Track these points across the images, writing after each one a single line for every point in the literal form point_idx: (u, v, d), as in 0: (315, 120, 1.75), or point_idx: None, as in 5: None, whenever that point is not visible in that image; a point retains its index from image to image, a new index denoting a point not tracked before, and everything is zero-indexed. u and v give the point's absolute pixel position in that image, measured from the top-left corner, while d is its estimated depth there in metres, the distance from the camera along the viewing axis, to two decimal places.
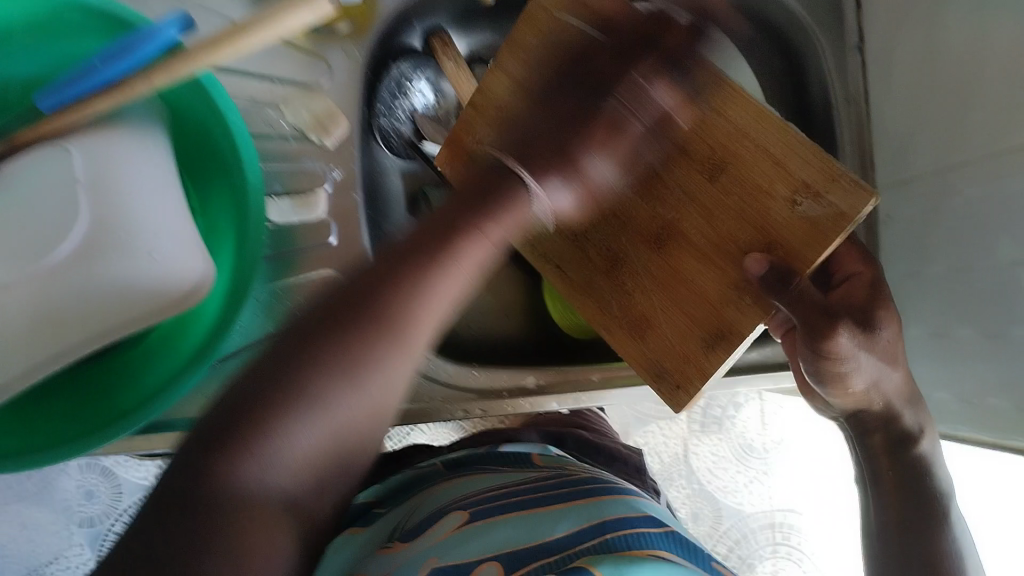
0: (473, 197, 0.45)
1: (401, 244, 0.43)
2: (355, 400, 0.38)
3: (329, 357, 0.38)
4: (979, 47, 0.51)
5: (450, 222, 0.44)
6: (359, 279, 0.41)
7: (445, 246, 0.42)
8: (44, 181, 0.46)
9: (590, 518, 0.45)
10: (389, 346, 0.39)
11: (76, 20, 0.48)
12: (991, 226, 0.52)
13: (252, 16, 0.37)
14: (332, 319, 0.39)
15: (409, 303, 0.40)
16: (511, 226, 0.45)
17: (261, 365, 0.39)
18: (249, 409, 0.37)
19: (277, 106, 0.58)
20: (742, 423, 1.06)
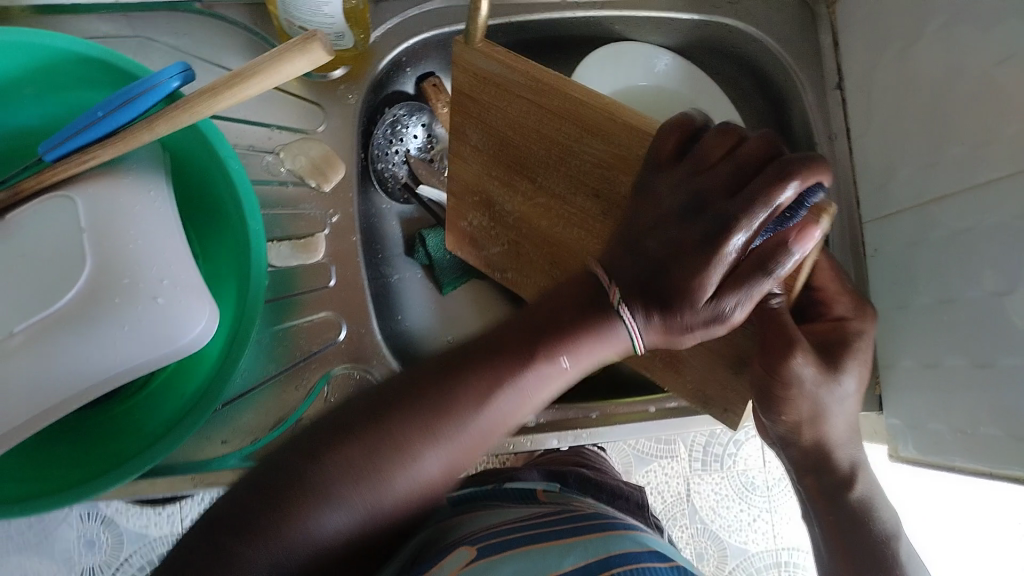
0: (567, 308, 0.43)
1: (494, 331, 0.43)
2: (388, 488, 0.39)
3: (366, 452, 0.39)
4: (954, 82, 0.54)
5: (529, 345, 0.42)
6: (432, 367, 0.42)
7: (523, 343, 0.42)
8: (53, 230, 0.47)
9: (595, 552, 0.46)
10: (442, 431, 0.40)
11: (78, 72, 0.50)
12: (973, 256, 0.53)
13: (247, 66, 0.38)
14: (371, 422, 0.40)
15: (473, 409, 0.40)
16: (597, 353, 0.43)
17: (307, 449, 0.39)
18: (294, 488, 0.38)
19: (275, 153, 0.60)
20: (744, 461, 1.04)
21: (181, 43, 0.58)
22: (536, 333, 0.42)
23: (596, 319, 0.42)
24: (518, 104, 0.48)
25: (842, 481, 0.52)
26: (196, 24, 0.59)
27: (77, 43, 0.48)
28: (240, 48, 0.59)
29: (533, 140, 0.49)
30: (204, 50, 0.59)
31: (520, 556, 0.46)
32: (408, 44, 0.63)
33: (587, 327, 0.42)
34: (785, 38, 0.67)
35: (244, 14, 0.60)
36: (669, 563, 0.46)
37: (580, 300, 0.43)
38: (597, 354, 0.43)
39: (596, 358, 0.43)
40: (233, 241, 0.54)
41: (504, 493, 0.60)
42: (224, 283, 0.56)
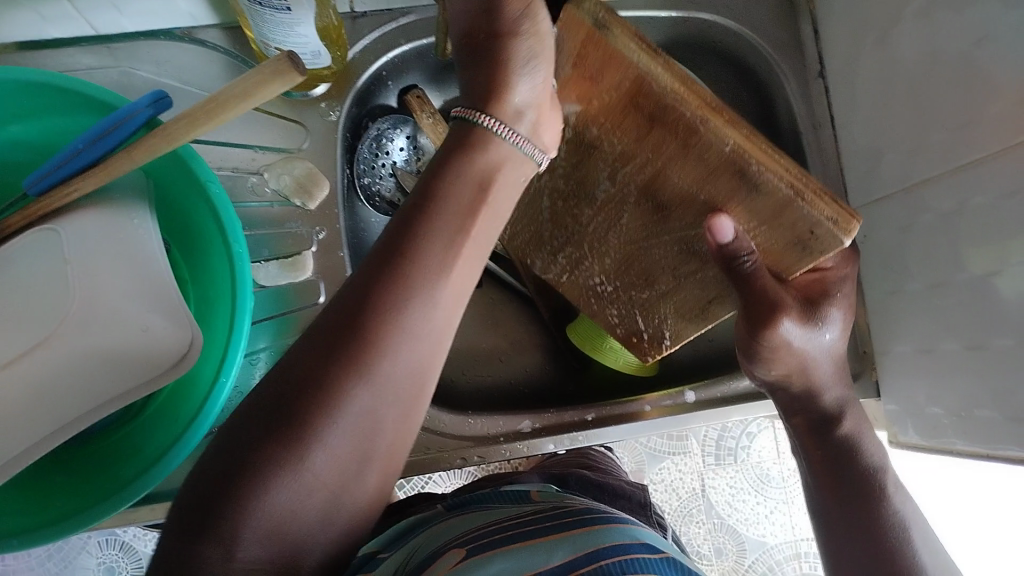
0: (454, 171, 0.42)
1: (393, 240, 0.41)
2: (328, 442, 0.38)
3: (288, 410, 0.37)
4: (931, 69, 0.54)
5: (416, 241, 0.40)
6: (348, 289, 0.40)
7: (439, 234, 0.41)
8: (34, 262, 0.47)
9: (583, 547, 0.46)
10: (366, 360, 0.38)
11: (55, 105, 0.51)
12: (959, 239, 0.53)
13: (218, 91, 0.39)
14: (283, 393, 0.38)
15: (394, 323, 0.39)
16: (491, 202, 0.43)
17: (232, 435, 0.38)
18: (229, 477, 0.37)
19: (260, 174, 0.60)
20: (757, 453, 1.04)
21: (160, 72, 0.59)
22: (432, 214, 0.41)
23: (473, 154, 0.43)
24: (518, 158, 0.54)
25: (820, 445, 0.56)
26: (174, 52, 0.59)
27: (53, 78, 0.49)
28: (221, 72, 0.60)
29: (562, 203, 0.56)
30: (186, 74, 0.59)
31: (509, 551, 0.47)
32: (388, 57, 0.64)
33: (464, 153, 0.43)
34: (765, 30, 0.67)
35: (221, 38, 0.60)
36: (657, 554, 0.46)
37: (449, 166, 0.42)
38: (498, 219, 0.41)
39: (493, 207, 0.43)
40: (219, 265, 0.55)
41: (499, 497, 0.60)
42: (216, 305, 0.55)
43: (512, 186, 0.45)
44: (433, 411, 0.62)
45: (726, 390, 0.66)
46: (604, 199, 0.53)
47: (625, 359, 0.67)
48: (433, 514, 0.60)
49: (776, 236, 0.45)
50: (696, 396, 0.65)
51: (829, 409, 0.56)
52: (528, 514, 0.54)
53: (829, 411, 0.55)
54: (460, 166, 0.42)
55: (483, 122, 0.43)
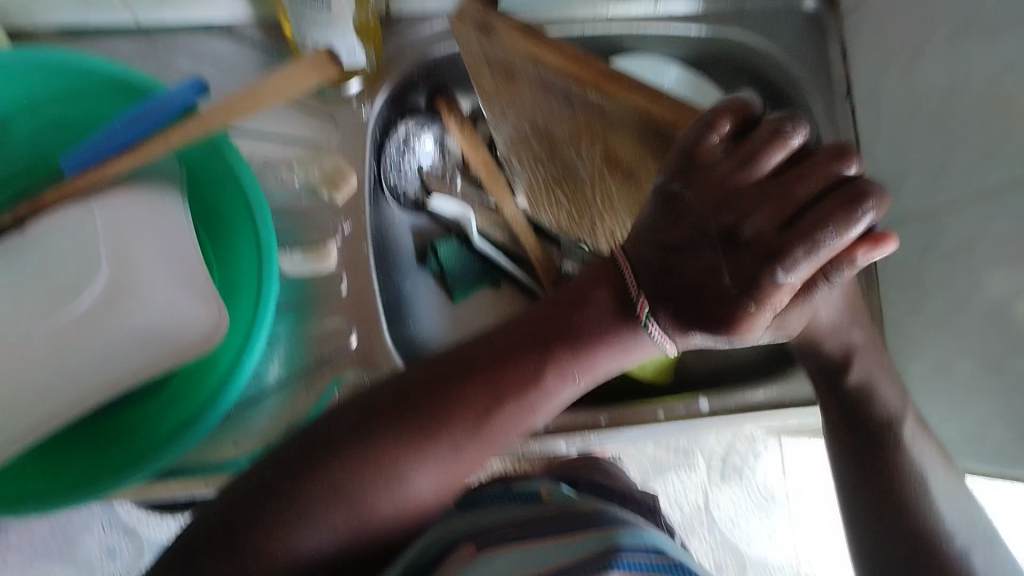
0: (567, 303, 0.47)
1: (494, 344, 0.46)
2: (377, 504, 0.45)
3: (348, 474, 0.44)
4: (958, 93, 0.54)
5: (515, 354, 0.46)
6: (439, 368, 0.46)
7: (542, 352, 0.46)
8: (65, 238, 0.48)
9: (596, 543, 0.47)
10: (431, 451, 0.45)
11: (92, 86, 0.52)
12: (979, 263, 0.54)
13: (251, 86, 0.40)
14: (353, 456, 0.44)
15: (466, 420, 0.45)
16: (618, 359, 0.47)
17: (286, 463, 0.44)
18: (273, 505, 0.43)
19: (290, 166, 0.61)
20: (762, 473, 1.05)
21: (197, 60, 0.60)
22: (528, 345, 0.46)
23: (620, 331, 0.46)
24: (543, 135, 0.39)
25: None
26: (212, 41, 0.60)
27: (95, 61, 0.50)
28: (256, 63, 0.61)
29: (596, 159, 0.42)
30: (221, 63, 0.60)
31: (525, 550, 0.48)
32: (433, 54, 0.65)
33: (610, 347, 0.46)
34: (794, 49, 0.67)
35: (258, 31, 0.61)
36: (665, 558, 0.46)
37: (607, 282, 0.47)
38: (618, 360, 0.47)
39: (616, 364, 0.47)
40: (246, 251, 0.56)
41: (511, 496, 0.60)
42: (240, 289, 0.56)
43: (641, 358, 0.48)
44: None
45: (740, 400, 0.66)
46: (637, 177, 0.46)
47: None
48: (445, 509, 0.61)
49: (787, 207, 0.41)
50: (710, 406, 0.65)
51: (835, 358, 0.52)
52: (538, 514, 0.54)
53: (838, 361, 0.51)
54: (584, 318, 0.46)
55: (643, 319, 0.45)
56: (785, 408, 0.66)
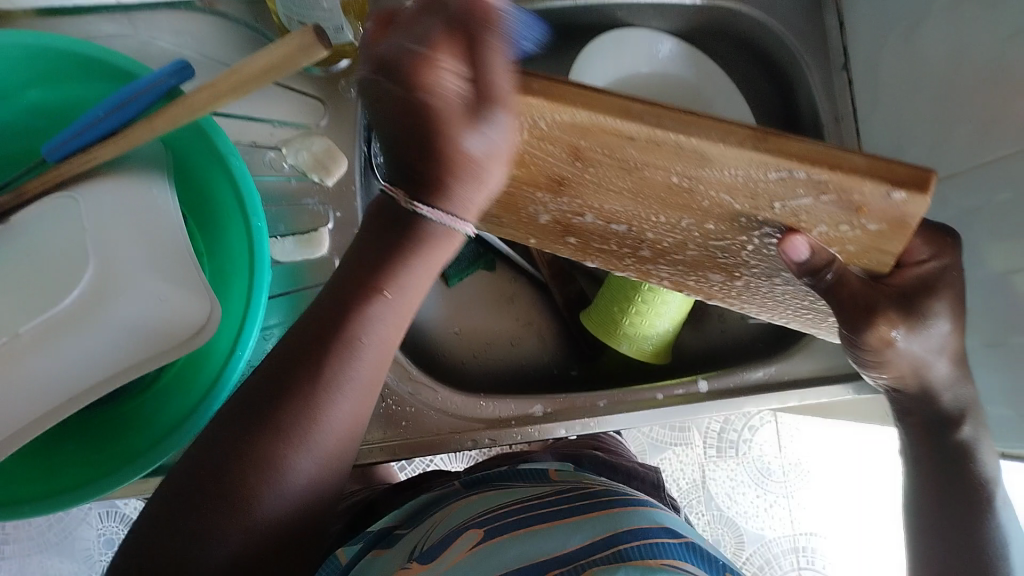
0: (379, 228, 0.43)
1: (334, 290, 0.43)
2: (259, 501, 0.40)
3: (215, 475, 0.40)
4: (958, 63, 0.53)
5: (359, 284, 0.42)
6: (294, 335, 0.42)
7: (368, 274, 0.42)
8: (56, 230, 0.48)
9: (602, 529, 0.46)
10: (296, 410, 0.41)
11: (77, 72, 0.50)
12: (979, 236, 0.53)
13: (240, 64, 0.37)
14: (217, 451, 0.40)
15: (344, 352, 0.41)
16: (431, 263, 0.43)
17: (155, 509, 0.40)
18: (185, 521, 0.39)
19: (278, 149, 0.60)
20: (758, 447, 1.04)
21: (180, 43, 0.58)
22: (359, 274, 0.42)
23: (411, 231, 0.42)
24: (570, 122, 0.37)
25: None
26: (195, 23, 0.59)
27: (78, 45, 0.49)
28: (240, 43, 0.59)
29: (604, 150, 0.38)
30: (205, 45, 0.59)
31: (526, 535, 0.47)
32: None
33: (399, 250, 0.42)
34: (790, 19, 0.66)
35: (241, 10, 0.59)
36: (675, 539, 0.46)
37: (378, 231, 0.43)
38: (428, 263, 0.43)
39: (428, 267, 0.43)
40: (237, 238, 0.55)
41: (515, 475, 0.60)
42: (232, 281, 0.55)
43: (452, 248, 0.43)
44: (445, 392, 0.62)
45: (741, 380, 0.65)
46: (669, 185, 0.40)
47: (639, 346, 0.67)
48: (452, 492, 0.60)
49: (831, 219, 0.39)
50: (708, 387, 0.65)
51: (950, 411, 0.53)
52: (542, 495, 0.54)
53: (952, 415, 0.53)
54: (398, 232, 0.42)
55: (411, 207, 0.40)
56: (787, 386, 0.65)
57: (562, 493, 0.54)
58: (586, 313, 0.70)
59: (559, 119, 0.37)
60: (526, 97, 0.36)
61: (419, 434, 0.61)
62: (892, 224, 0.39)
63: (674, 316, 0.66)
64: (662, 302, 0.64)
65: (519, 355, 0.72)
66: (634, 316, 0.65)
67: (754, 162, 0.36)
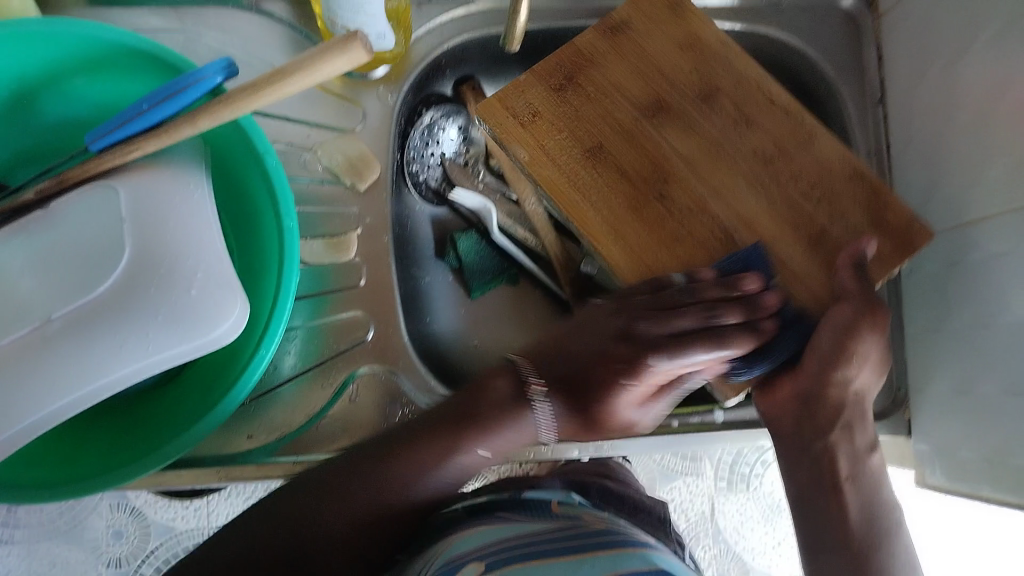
0: (494, 383, 0.54)
1: (451, 409, 0.53)
2: (352, 511, 0.50)
3: (339, 495, 0.50)
4: (995, 107, 0.53)
5: (459, 434, 0.52)
6: (419, 424, 0.53)
7: (464, 427, 0.52)
8: (95, 220, 0.49)
9: (606, 570, 0.46)
10: (442, 448, 0.52)
11: (124, 65, 0.52)
12: (1005, 281, 0.53)
13: (287, 63, 0.38)
14: (371, 459, 0.51)
15: (432, 461, 0.52)
16: (512, 441, 0.54)
17: (333, 475, 0.51)
18: (315, 513, 0.50)
19: (314, 152, 0.61)
20: (771, 482, 1.02)
21: (225, 41, 0.60)
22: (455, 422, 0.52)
23: (509, 414, 0.53)
24: (761, 104, 0.57)
25: None
26: (243, 24, 0.60)
27: (128, 38, 0.50)
28: (284, 43, 0.60)
29: (752, 103, 0.57)
30: (249, 46, 0.60)
31: (529, 567, 0.47)
32: (447, 48, 0.64)
33: (473, 433, 0.52)
34: (827, 53, 0.67)
35: (288, 14, 0.61)
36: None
37: (451, 421, 0.53)
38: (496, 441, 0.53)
39: (513, 443, 0.54)
40: (268, 239, 0.55)
41: (522, 504, 0.60)
42: (261, 278, 0.56)
43: (515, 441, 0.54)
44: None
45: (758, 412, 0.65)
46: (807, 165, 0.56)
47: None
48: (456, 515, 0.60)
49: (860, 202, 0.55)
50: (725, 417, 0.65)
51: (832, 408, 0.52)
52: (546, 531, 0.54)
53: None
54: (485, 398, 0.53)
55: (534, 396, 0.53)
56: None
57: (568, 530, 0.53)
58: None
59: (716, 65, 0.58)
60: (775, 89, 0.58)
61: None
62: (901, 245, 0.54)
63: None
64: None
65: None
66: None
67: (840, 158, 0.56)
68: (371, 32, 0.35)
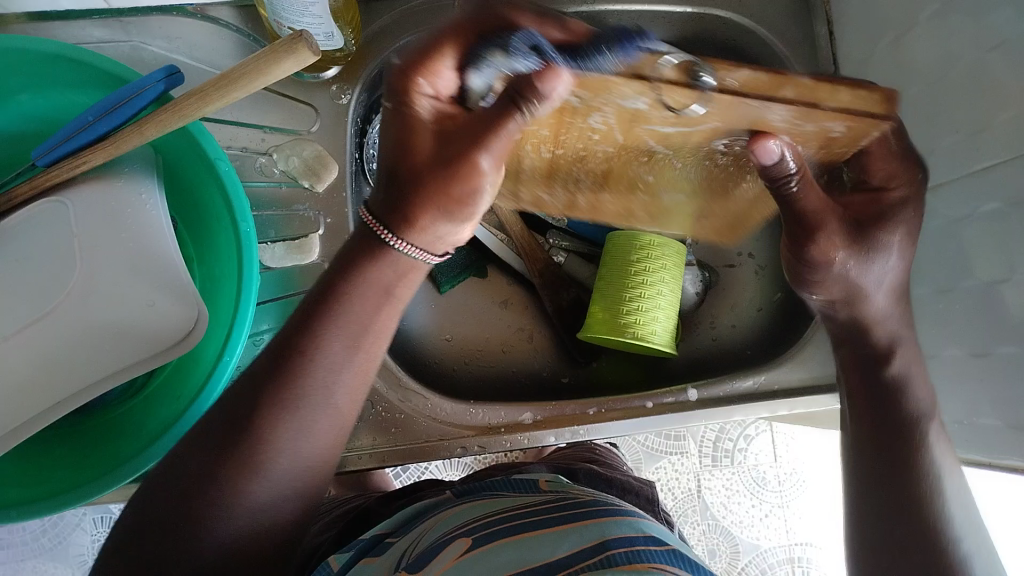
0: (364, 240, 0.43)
1: (320, 287, 0.43)
2: (259, 476, 0.41)
3: (190, 486, 0.41)
4: (946, 74, 0.53)
5: (335, 291, 0.43)
6: (300, 315, 0.43)
7: (323, 315, 0.43)
8: (48, 236, 0.48)
9: (590, 537, 0.46)
10: (290, 417, 0.42)
11: (71, 78, 0.51)
12: (966, 245, 0.53)
13: (229, 68, 0.37)
14: (240, 404, 0.42)
15: (316, 346, 0.42)
16: (396, 268, 0.44)
17: (195, 442, 0.42)
18: (202, 478, 0.40)
19: (269, 155, 0.61)
20: (754, 456, 1.03)
21: (173, 49, 0.59)
22: (331, 294, 0.43)
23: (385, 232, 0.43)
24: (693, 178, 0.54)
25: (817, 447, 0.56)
26: (188, 30, 0.59)
27: (71, 49, 0.49)
28: (233, 50, 0.59)
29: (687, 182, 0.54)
30: (196, 51, 0.59)
31: (513, 542, 0.47)
32: (404, 41, 0.62)
33: (376, 257, 0.43)
34: (780, 30, 0.67)
35: (234, 17, 0.60)
36: (664, 546, 0.46)
37: (366, 241, 0.43)
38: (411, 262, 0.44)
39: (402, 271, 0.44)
40: (226, 246, 0.55)
41: (505, 484, 0.60)
42: (222, 285, 0.55)
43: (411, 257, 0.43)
44: (436, 399, 0.63)
45: (732, 389, 0.65)
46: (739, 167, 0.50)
47: (640, 340, 0.64)
48: (442, 500, 0.61)
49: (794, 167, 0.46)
50: (698, 395, 0.65)
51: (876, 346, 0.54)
52: (528, 505, 0.54)
53: None
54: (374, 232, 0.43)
55: (385, 237, 0.43)
56: (777, 396, 0.65)
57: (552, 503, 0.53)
58: (590, 332, 0.66)
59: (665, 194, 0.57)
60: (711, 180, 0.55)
61: (407, 440, 0.62)
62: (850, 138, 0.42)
63: (668, 320, 0.65)
64: (653, 280, 0.64)
65: (511, 364, 0.72)
66: (635, 307, 0.64)
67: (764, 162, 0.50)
68: (315, 35, 0.35)
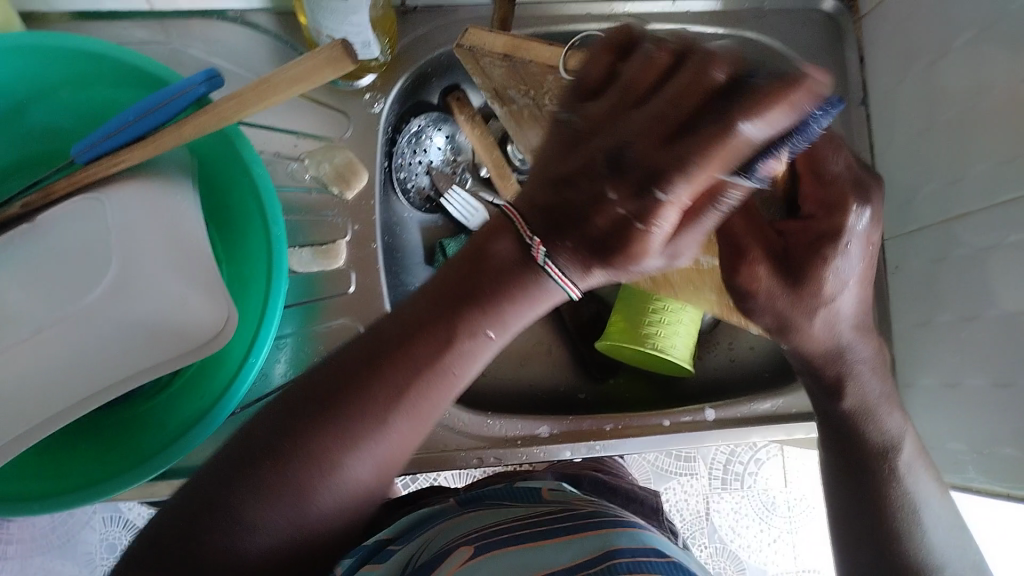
0: (489, 270, 0.42)
1: (423, 300, 0.43)
2: (323, 479, 0.41)
3: (264, 476, 0.40)
4: (977, 105, 0.54)
5: (455, 319, 0.42)
6: (402, 322, 0.42)
7: (440, 329, 0.42)
8: (81, 231, 0.49)
9: (593, 547, 0.46)
10: (369, 431, 0.42)
11: (110, 78, 0.52)
12: (991, 275, 0.54)
13: (272, 72, 0.37)
14: (326, 403, 0.41)
15: (428, 362, 0.42)
16: (519, 307, 0.43)
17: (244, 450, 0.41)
18: (270, 468, 0.40)
19: (302, 161, 0.61)
20: (764, 481, 1.02)
21: (209, 52, 0.60)
22: (439, 303, 0.42)
23: (525, 275, 0.42)
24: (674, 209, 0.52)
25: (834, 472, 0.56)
26: (227, 34, 0.60)
27: (113, 50, 0.50)
28: (267, 55, 0.60)
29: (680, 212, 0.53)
30: (234, 56, 0.60)
31: (517, 549, 0.47)
32: (433, 58, 0.64)
33: (505, 287, 0.42)
34: (810, 53, 0.67)
35: (272, 24, 0.61)
36: (666, 558, 0.45)
37: (482, 265, 0.42)
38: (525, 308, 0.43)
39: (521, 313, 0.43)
40: (256, 248, 0.55)
41: (513, 493, 0.60)
42: (250, 286, 0.56)
43: (537, 299, 0.43)
44: (454, 408, 0.63)
45: (747, 411, 0.65)
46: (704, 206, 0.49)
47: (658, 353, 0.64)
48: (447, 507, 0.61)
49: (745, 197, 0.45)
50: (716, 416, 0.65)
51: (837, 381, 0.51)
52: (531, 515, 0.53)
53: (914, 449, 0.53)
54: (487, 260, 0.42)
55: (541, 257, 0.41)
56: (793, 419, 0.65)
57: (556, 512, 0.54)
58: (608, 341, 0.66)
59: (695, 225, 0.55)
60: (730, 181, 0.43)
61: (424, 449, 0.62)
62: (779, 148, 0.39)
63: (687, 337, 0.65)
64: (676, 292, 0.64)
65: (529, 377, 0.73)
66: (656, 320, 0.64)
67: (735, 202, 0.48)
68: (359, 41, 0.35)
